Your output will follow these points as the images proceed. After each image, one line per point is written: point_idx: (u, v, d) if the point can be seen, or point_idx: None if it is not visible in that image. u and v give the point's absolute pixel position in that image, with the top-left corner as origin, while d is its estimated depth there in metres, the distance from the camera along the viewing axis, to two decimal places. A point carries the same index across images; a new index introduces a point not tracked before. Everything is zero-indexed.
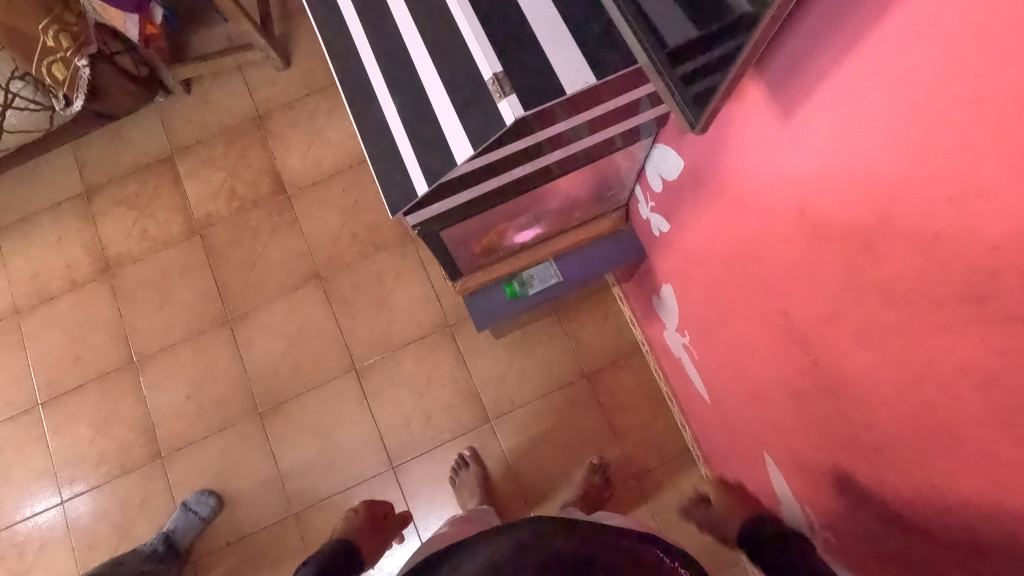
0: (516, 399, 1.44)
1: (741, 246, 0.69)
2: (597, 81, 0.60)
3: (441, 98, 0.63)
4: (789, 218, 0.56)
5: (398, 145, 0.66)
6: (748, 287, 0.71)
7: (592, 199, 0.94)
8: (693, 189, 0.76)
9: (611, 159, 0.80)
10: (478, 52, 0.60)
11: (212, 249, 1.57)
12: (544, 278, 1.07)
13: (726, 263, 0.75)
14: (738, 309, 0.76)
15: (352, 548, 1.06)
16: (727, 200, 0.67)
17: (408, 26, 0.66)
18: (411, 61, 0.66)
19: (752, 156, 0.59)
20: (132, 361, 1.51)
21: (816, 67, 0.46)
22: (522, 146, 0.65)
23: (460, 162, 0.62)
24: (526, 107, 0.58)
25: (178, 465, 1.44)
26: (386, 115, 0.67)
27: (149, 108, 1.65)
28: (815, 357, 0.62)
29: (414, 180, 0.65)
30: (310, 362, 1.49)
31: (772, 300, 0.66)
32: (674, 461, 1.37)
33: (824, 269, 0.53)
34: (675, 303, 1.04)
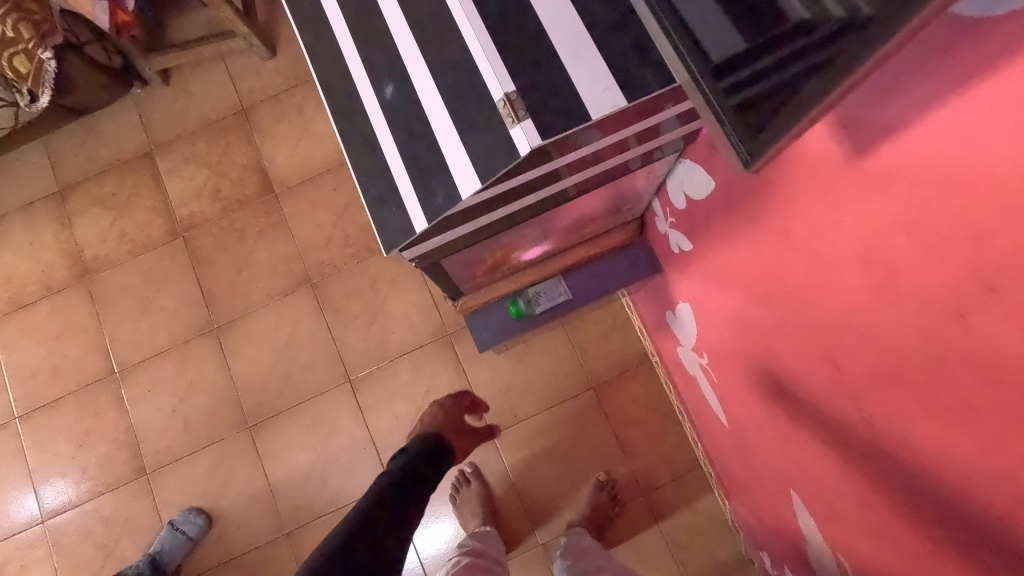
0: (518, 411, 1.38)
1: (780, 284, 0.61)
2: (627, 105, 0.52)
3: (442, 120, 0.56)
4: (853, 266, 0.49)
5: (391, 169, 0.58)
6: (787, 326, 0.63)
7: (606, 214, 0.86)
8: (725, 214, 0.68)
9: (631, 177, 0.73)
10: (487, 68, 0.53)
11: (196, 253, 1.48)
12: (552, 297, 0.98)
13: (761, 296, 0.67)
14: (773, 346, 0.69)
15: (436, 453, 0.99)
16: (773, 236, 0.59)
17: (404, 33, 0.58)
18: (407, 74, 0.58)
19: (817, 192, 0.50)
20: (113, 372, 1.43)
21: (916, 101, 0.38)
22: (537, 175, 0.57)
23: (465, 196, 0.55)
24: (544, 136, 0.51)
25: (164, 482, 1.38)
26: (377, 133, 0.59)
27: (125, 100, 1.54)
28: (866, 415, 0.54)
29: (411, 216, 0.57)
30: (301, 373, 1.41)
31: (818, 347, 0.58)
32: (683, 477, 1.31)
33: (894, 327, 0.46)
34: (693, 323, 0.97)
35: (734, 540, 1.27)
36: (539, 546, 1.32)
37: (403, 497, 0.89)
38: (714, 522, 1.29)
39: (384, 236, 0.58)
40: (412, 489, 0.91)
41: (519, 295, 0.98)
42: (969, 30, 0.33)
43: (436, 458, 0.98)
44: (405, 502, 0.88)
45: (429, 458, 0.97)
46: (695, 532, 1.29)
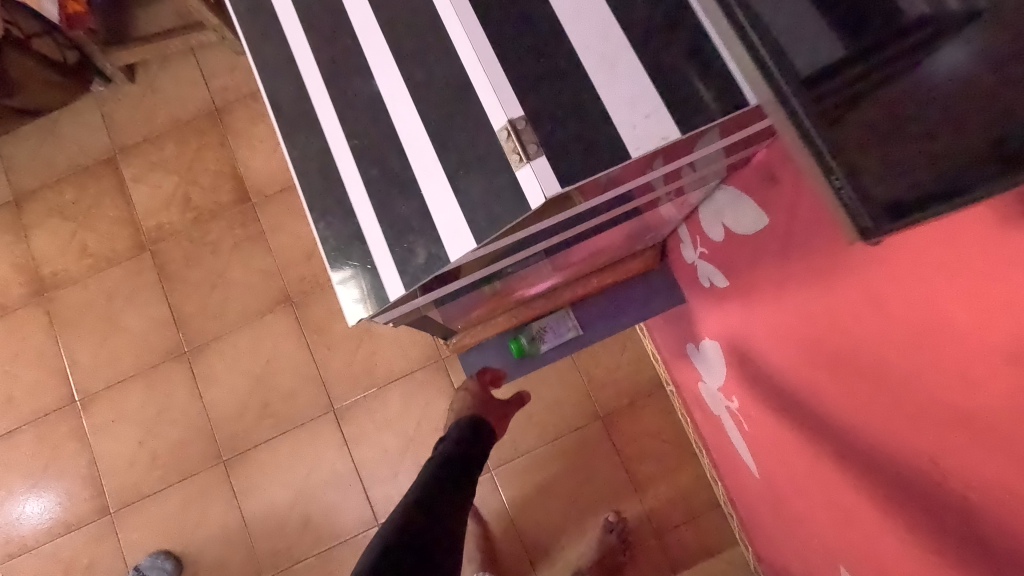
0: (519, 443, 1.26)
1: (858, 348, 0.50)
2: (680, 138, 0.47)
3: (428, 165, 0.52)
4: (1003, 362, 0.35)
5: (362, 221, 0.56)
6: (868, 401, 0.51)
7: (626, 243, 0.73)
8: (788, 254, 0.56)
9: (656, 211, 0.64)
10: (492, 100, 0.48)
11: (165, 268, 1.35)
12: (559, 332, 0.86)
13: (829, 357, 0.55)
14: (836, 412, 0.57)
15: (479, 433, 0.83)
16: (856, 291, 0.47)
17: (387, 67, 0.54)
18: (388, 114, 0.54)
19: (937, 252, 0.38)
20: (73, 401, 1.30)
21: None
22: (548, 225, 0.53)
23: (457, 254, 0.51)
24: (561, 177, 0.46)
25: (130, 522, 1.25)
26: (347, 183, 0.56)
27: (86, 99, 1.40)
28: (976, 537, 0.41)
29: (387, 280, 0.55)
30: (281, 401, 1.29)
31: (907, 432, 0.46)
32: (701, 518, 1.19)
33: None
34: (721, 361, 0.83)
35: None
36: None
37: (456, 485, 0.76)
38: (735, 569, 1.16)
39: (349, 306, 0.57)
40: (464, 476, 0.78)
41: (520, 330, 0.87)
42: None
43: (481, 438, 0.83)
44: (456, 493, 0.76)
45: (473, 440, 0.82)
46: None
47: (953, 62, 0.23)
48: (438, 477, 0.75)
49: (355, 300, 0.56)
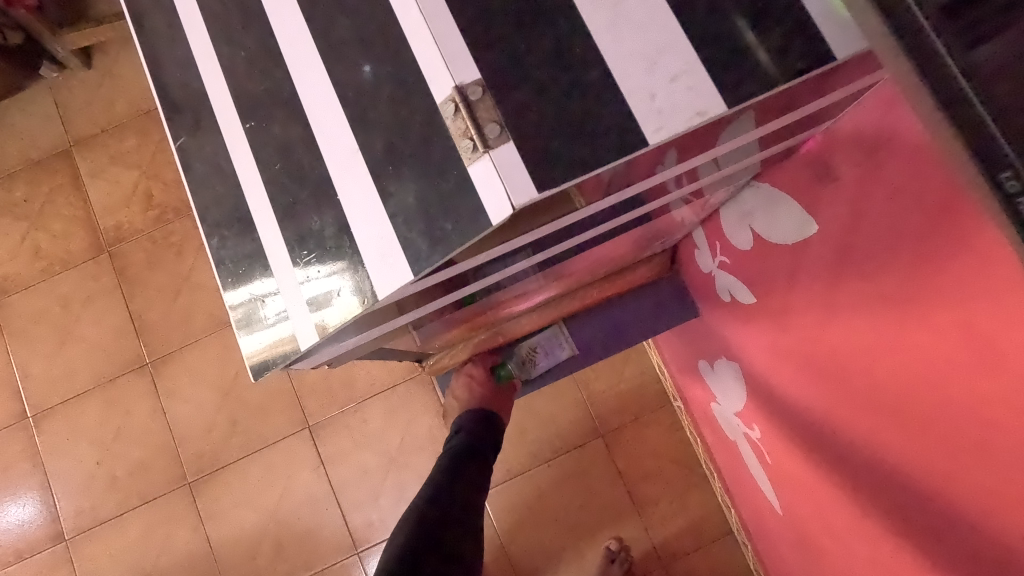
0: (512, 463, 1.15)
1: (940, 397, 0.39)
2: (727, 112, 0.36)
3: (348, 158, 0.42)
4: None
5: (261, 234, 0.47)
6: (947, 465, 0.40)
7: (633, 252, 0.63)
8: (848, 270, 0.45)
9: (671, 215, 0.53)
10: (438, 66, 0.37)
11: (124, 272, 1.23)
12: (550, 353, 0.76)
13: (889, 404, 0.44)
14: (898, 469, 0.45)
15: (490, 422, 0.71)
16: (950, 326, 0.37)
17: (301, 34, 0.44)
18: (299, 96, 0.44)
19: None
20: (25, 417, 1.19)
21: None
22: (531, 239, 0.42)
23: (394, 286, 0.41)
24: (533, 171, 0.35)
25: (87, 551, 1.14)
26: (246, 189, 0.47)
27: (37, 87, 1.28)
28: None
29: (295, 312, 0.47)
30: (251, 417, 1.17)
31: (1011, 514, 0.35)
32: (712, 547, 1.08)
33: None
34: (740, 384, 0.71)
35: None
36: None
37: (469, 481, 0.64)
38: None
39: (248, 350, 0.48)
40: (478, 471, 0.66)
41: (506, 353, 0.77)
42: None
43: (491, 428, 0.71)
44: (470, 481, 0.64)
45: (483, 430, 0.70)
46: None
47: None
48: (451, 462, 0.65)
49: (348, 292, 0.43)
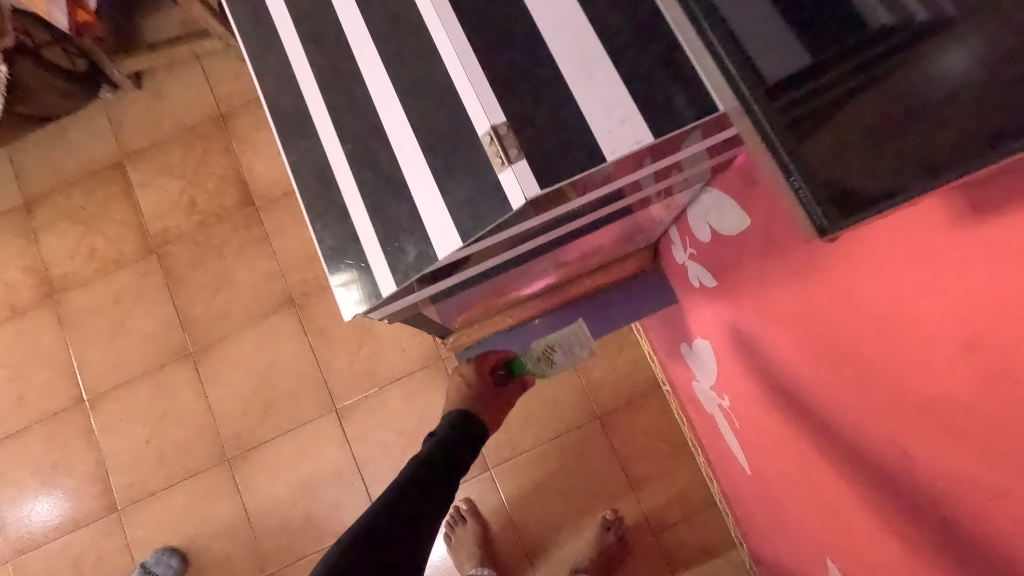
0: (518, 442, 1.28)
1: (833, 342, 0.51)
2: (651, 141, 0.49)
3: (416, 168, 0.55)
4: (947, 353, 0.38)
5: (354, 220, 0.59)
6: (837, 396, 0.54)
7: (618, 245, 0.76)
8: (765, 255, 0.59)
9: (648, 211, 0.67)
10: (478, 108, 0.51)
11: (170, 271, 1.37)
12: (567, 351, 0.81)
13: (802, 356, 0.58)
14: (813, 406, 0.59)
15: (472, 424, 0.76)
16: (825, 292, 0.50)
17: (378, 75, 0.58)
18: (379, 119, 0.58)
19: (901, 257, 0.40)
20: (82, 400, 1.33)
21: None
22: (536, 224, 0.55)
23: (443, 254, 0.55)
24: (539, 177, 0.48)
25: (136, 519, 1.28)
26: (341, 182, 0.60)
27: (93, 105, 1.43)
28: (940, 518, 0.44)
29: (381, 270, 0.58)
30: (284, 400, 1.31)
31: (873, 423, 0.49)
32: (698, 516, 1.21)
33: (997, 436, 0.35)
34: (713, 359, 0.85)
35: None
36: None
37: (430, 485, 0.70)
38: (731, 566, 1.18)
39: (351, 308, 0.60)
40: (446, 474, 0.71)
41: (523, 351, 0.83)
42: None
43: (475, 432, 0.76)
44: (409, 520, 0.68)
45: (462, 433, 0.75)
46: None
47: (960, 64, 0.28)
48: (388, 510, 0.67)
49: (410, 265, 0.57)
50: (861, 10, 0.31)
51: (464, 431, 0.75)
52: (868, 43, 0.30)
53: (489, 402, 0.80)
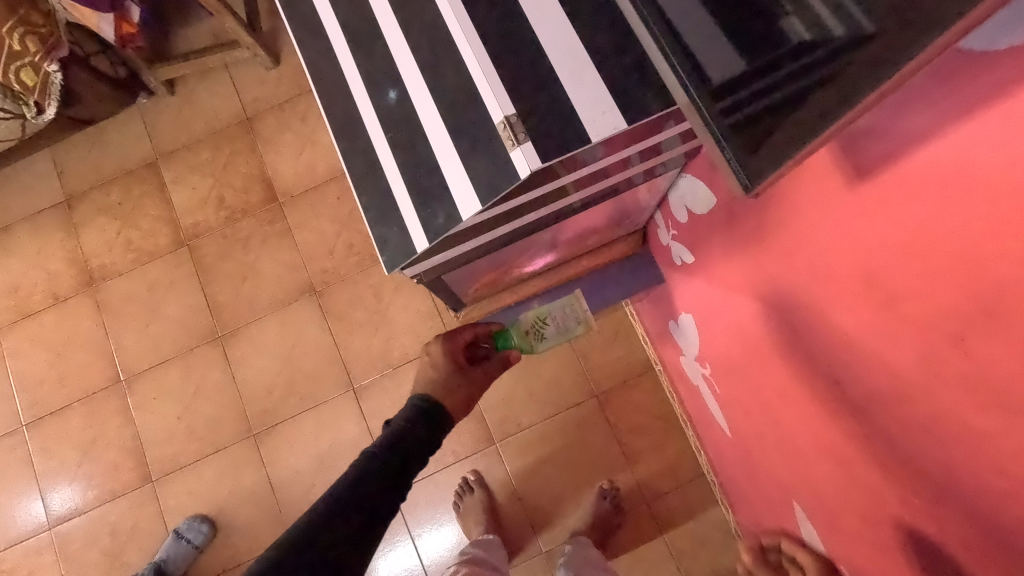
0: (521, 419, 1.38)
1: (778, 297, 0.63)
2: (627, 127, 0.51)
3: (441, 142, 0.55)
4: (853, 289, 0.49)
5: (391, 189, 0.58)
6: (790, 345, 0.65)
7: (609, 227, 0.87)
8: (729, 230, 0.69)
9: (635, 192, 0.75)
10: (493, 92, 0.51)
11: (200, 262, 1.49)
12: (561, 322, 0.83)
13: (762, 315, 0.69)
14: (773, 358, 0.70)
15: (434, 414, 0.72)
16: (771, 254, 0.61)
17: (402, 52, 0.58)
18: (405, 91, 0.57)
19: (818, 217, 0.51)
20: (119, 380, 1.44)
21: (919, 126, 0.37)
22: (539, 194, 0.57)
23: (465, 219, 0.54)
24: (541, 153, 0.50)
25: (168, 489, 1.39)
26: (377, 155, 0.58)
27: (130, 110, 1.56)
28: (867, 433, 0.55)
29: (412, 235, 0.57)
30: (305, 381, 1.42)
31: (814, 363, 0.60)
32: (688, 486, 1.31)
33: (895, 350, 0.46)
34: (695, 332, 0.96)
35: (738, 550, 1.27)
36: (542, 554, 1.32)
37: (379, 483, 0.65)
38: (718, 531, 1.28)
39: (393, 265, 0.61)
40: (403, 468, 0.67)
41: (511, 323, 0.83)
42: (991, 55, 0.31)
43: (437, 423, 0.72)
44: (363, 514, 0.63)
45: (420, 423, 0.71)
46: (699, 541, 1.28)
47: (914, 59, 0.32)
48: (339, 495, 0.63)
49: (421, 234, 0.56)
50: (788, 32, 0.41)
51: (425, 420, 0.71)
52: (789, 52, 0.41)
53: (455, 390, 0.75)
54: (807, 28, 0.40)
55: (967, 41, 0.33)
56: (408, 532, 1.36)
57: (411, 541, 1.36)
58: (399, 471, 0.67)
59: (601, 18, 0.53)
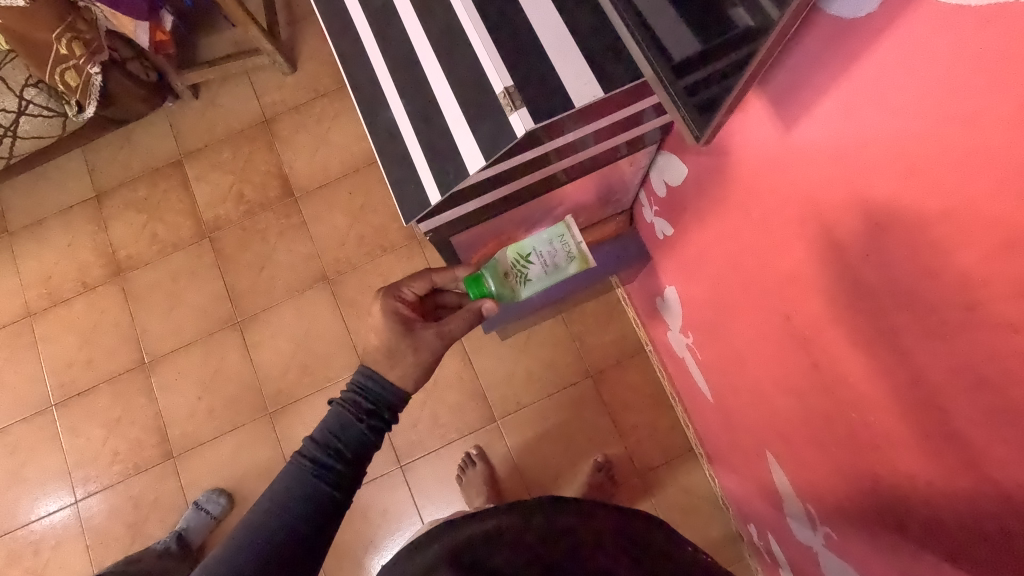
0: (520, 398, 1.47)
1: (739, 249, 0.75)
2: (605, 95, 0.61)
3: (453, 112, 0.65)
4: (790, 229, 0.61)
5: (411, 155, 0.69)
6: (753, 295, 0.75)
7: (597, 203, 0.98)
8: (697, 198, 0.81)
9: (617, 165, 0.85)
10: (496, 70, 0.62)
11: (221, 252, 1.59)
12: (550, 261, 0.83)
13: (728, 272, 0.80)
14: (740, 312, 0.80)
15: (377, 389, 0.72)
16: (729, 211, 0.73)
17: (419, 39, 0.68)
18: (423, 73, 0.68)
19: (757, 170, 0.63)
20: (143, 362, 1.54)
21: (814, 81, 0.50)
22: (532, 156, 0.67)
23: (472, 171, 0.64)
24: (534, 117, 0.60)
25: (189, 464, 1.48)
26: (402, 129, 0.69)
27: (157, 112, 1.67)
28: (814, 359, 0.66)
29: (428, 189, 0.68)
30: (318, 363, 1.51)
31: (769, 304, 0.72)
32: (677, 458, 1.40)
33: (823, 276, 0.59)
34: (678, 304, 1.06)
35: (724, 518, 1.36)
36: None
37: (326, 469, 0.66)
38: (705, 500, 1.37)
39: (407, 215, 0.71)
40: (350, 452, 0.68)
41: (490, 266, 0.82)
42: (856, 25, 0.44)
43: (383, 399, 0.72)
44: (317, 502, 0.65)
45: (364, 402, 0.71)
46: (687, 510, 1.38)
47: None
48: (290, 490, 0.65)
49: (435, 190, 0.67)
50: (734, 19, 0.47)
51: (368, 398, 0.72)
52: (738, 37, 0.48)
53: (400, 356, 0.74)
54: (752, 17, 0.46)
55: (835, 10, 0.45)
56: (416, 509, 1.44)
57: (418, 516, 1.44)
58: (347, 453, 0.68)
59: (582, 10, 0.64)
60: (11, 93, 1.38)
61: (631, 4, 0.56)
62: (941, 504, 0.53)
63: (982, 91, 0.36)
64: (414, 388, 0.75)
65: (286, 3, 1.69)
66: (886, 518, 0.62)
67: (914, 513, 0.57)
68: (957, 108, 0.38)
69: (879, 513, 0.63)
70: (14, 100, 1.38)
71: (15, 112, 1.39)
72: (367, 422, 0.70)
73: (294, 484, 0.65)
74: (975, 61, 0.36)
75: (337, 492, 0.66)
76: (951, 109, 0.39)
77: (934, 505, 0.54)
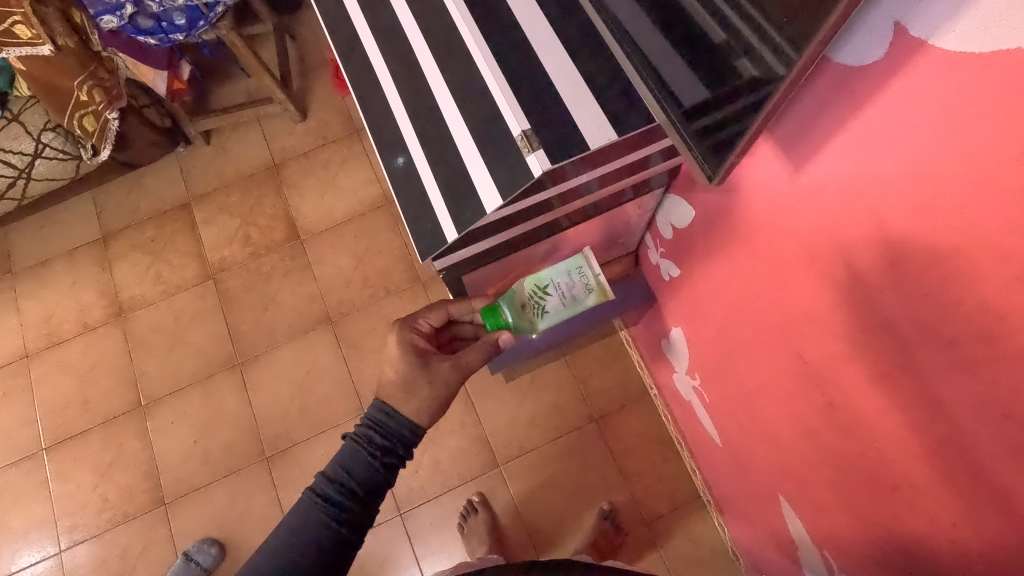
0: (524, 443, 1.44)
1: (749, 288, 0.75)
2: (618, 138, 0.64)
3: (471, 152, 0.68)
4: (802, 266, 0.63)
5: (430, 195, 0.71)
6: (762, 334, 0.76)
7: (604, 245, 1.00)
8: (705, 238, 0.82)
9: (624, 208, 0.87)
10: (513, 115, 0.64)
11: (224, 293, 1.59)
12: (568, 293, 0.82)
13: (737, 311, 0.81)
14: (750, 352, 0.81)
15: (392, 425, 0.71)
16: (739, 250, 0.74)
17: (438, 84, 0.72)
18: (441, 116, 0.71)
19: (766, 210, 0.65)
20: (140, 405, 1.51)
21: (822, 124, 0.53)
22: (548, 196, 0.69)
23: (489, 210, 0.66)
24: (550, 158, 0.62)
25: (181, 512, 1.43)
26: (421, 170, 0.72)
27: (169, 156, 1.71)
28: (828, 398, 0.66)
29: (445, 228, 0.70)
30: (318, 405, 1.49)
31: (780, 343, 0.72)
32: (683, 506, 1.37)
33: (836, 313, 0.60)
34: (684, 346, 1.06)
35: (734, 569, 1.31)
36: None
37: (339, 508, 0.66)
38: (713, 550, 1.33)
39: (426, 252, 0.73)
40: (362, 491, 0.67)
41: (508, 297, 0.81)
42: (862, 73, 0.47)
43: (398, 435, 0.71)
44: (328, 542, 0.64)
45: (378, 438, 0.70)
46: (695, 561, 1.33)
47: None
48: (303, 529, 0.64)
49: (452, 228, 0.69)
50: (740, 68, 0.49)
51: (382, 433, 0.70)
52: (747, 84, 0.50)
53: (416, 390, 0.73)
54: (757, 67, 0.48)
55: (840, 59, 0.48)
56: (415, 561, 1.39)
57: (417, 569, 1.38)
58: (359, 492, 0.67)
59: (595, 60, 0.67)
60: (29, 136, 1.41)
61: (642, 53, 0.60)
62: (966, 546, 0.52)
63: (988, 131, 0.38)
64: (429, 423, 0.74)
65: (298, 56, 1.76)
66: (908, 564, 0.61)
67: (938, 557, 0.56)
68: (967, 146, 0.40)
69: (900, 559, 0.62)
70: (31, 143, 1.41)
71: (31, 155, 1.42)
72: (381, 459, 0.69)
73: (305, 523, 0.64)
74: (980, 102, 0.38)
75: (349, 533, 0.65)
76: (960, 145, 0.40)
77: (957, 547, 0.53)
